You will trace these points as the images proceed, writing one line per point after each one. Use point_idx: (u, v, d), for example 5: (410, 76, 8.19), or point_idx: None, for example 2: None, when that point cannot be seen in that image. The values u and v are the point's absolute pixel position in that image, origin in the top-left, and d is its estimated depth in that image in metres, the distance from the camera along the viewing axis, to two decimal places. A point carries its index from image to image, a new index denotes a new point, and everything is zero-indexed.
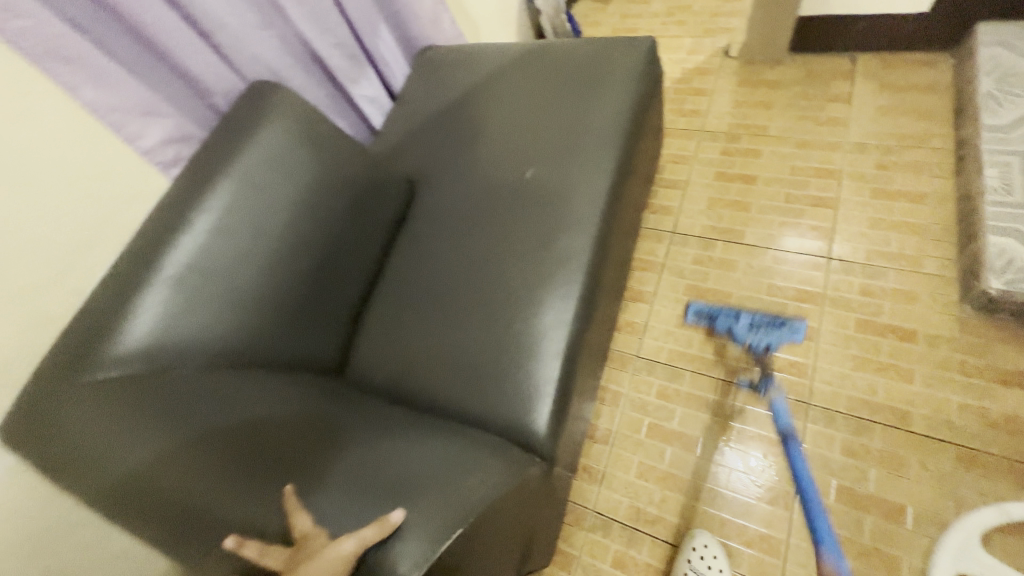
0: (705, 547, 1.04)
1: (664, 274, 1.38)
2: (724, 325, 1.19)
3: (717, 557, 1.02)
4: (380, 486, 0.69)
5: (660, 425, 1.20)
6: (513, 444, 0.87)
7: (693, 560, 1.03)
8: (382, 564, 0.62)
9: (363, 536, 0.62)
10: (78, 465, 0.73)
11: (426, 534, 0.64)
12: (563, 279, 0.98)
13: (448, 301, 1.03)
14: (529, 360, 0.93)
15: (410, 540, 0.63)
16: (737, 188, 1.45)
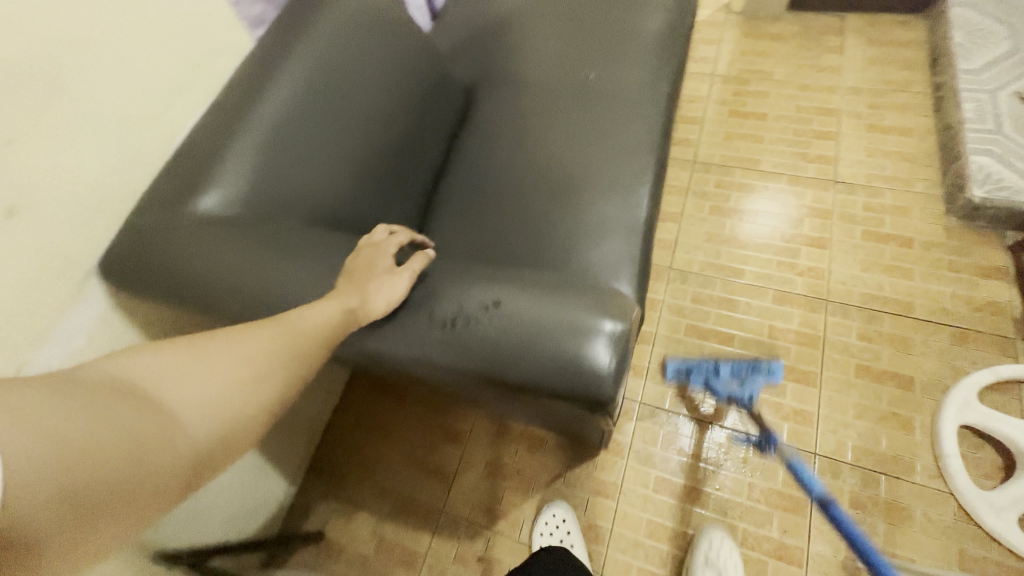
0: (721, 545, 1.04)
1: (689, 197, 1.49)
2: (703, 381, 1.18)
3: (734, 558, 1.02)
4: (547, 281, 0.71)
5: (697, 325, 1.30)
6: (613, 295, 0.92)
7: (710, 559, 1.02)
8: (520, 294, 0.67)
9: (409, 272, 0.70)
10: (203, 289, 0.71)
11: (608, 308, 0.65)
12: (638, 162, 1.03)
13: (526, 179, 1.05)
14: (614, 230, 0.97)
15: (594, 311, 0.64)
16: (749, 123, 1.58)
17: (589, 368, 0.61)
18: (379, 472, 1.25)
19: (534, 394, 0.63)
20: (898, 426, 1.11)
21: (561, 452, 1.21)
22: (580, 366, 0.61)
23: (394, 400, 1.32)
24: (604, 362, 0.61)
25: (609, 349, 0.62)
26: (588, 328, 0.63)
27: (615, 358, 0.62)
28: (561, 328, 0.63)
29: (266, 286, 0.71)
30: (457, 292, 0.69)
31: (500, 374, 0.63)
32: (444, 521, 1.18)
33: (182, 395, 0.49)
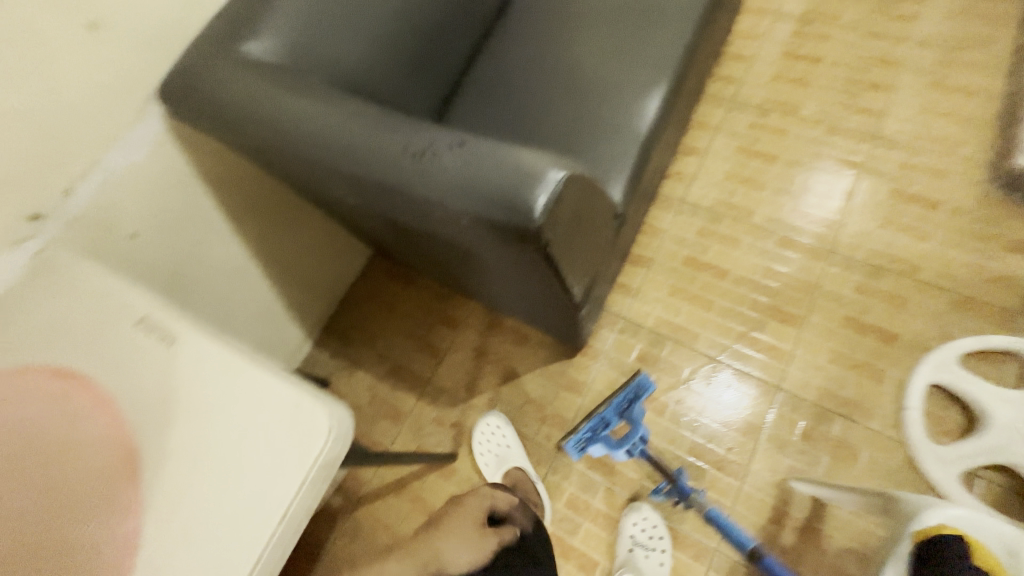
0: (644, 519, 1.09)
1: (718, 134, 1.47)
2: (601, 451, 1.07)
3: (656, 526, 1.09)
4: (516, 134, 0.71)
5: (695, 257, 1.33)
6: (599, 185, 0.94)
7: (636, 534, 1.08)
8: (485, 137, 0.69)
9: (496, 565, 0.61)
10: (230, 114, 0.82)
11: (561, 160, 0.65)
12: (653, 73, 1.04)
13: (542, 75, 1.08)
14: (615, 132, 1.00)
15: (547, 159, 0.64)
16: (801, 67, 1.51)
17: (524, 203, 0.61)
18: (381, 340, 1.41)
19: (473, 226, 0.66)
20: (868, 375, 1.14)
21: (543, 349, 1.32)
22: (517, 201, 0.62)
23: (402, 285, 1.46)
24: (540, 200, 0.61)
25: (551, 191, 0.62)
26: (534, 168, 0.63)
27: (554, 201, 0.62)
28: (509, 166, 0.64)
29: (275, 114, 0.79)
30: (429, 129, 0.71)
31: (447, 204, 0.65)
32: (430, 389, 1.33)
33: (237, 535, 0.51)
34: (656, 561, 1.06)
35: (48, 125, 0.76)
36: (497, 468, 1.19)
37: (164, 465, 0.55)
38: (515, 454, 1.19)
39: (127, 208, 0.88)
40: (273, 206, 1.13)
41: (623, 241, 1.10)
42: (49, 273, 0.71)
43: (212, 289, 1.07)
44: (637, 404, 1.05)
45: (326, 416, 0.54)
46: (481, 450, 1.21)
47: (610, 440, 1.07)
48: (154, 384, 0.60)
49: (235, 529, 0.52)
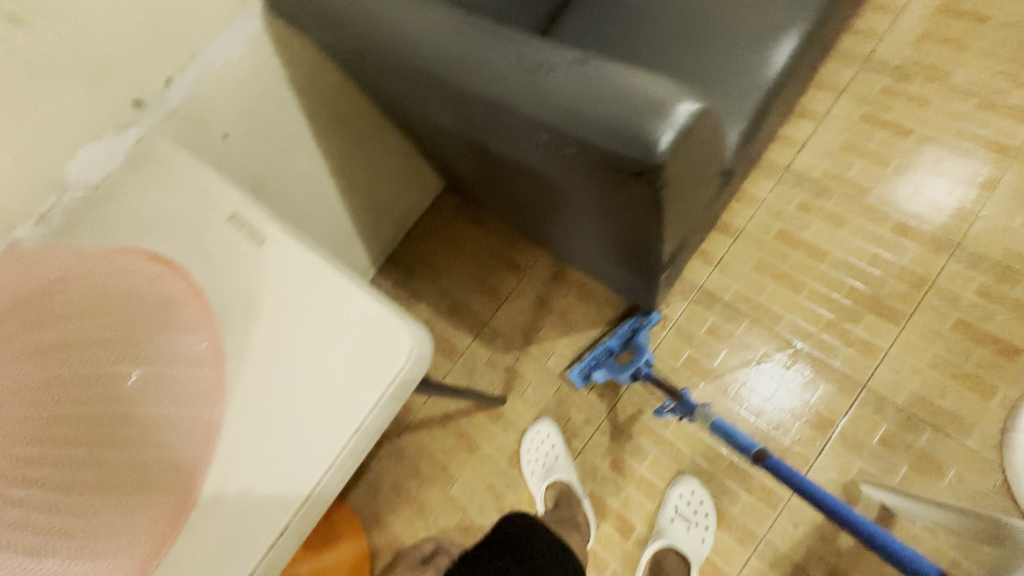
0: (691, 493, 1.06)
1: (843, 97, 1.29)
2: (604, 375, 1.12)
3: (703, 503, 1.05)
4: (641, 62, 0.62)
5: (791, 233, 1.21)
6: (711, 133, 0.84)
7: (680, 506, 1.06)
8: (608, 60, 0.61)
9: None
10: (326, 5, 0.76)
11: (692, 94, 0.57)
12: (794, 9, 0.90)
13: (662, 3, 0.95)
14: (738, 75, 0.87)
15: (678, 90, 0.57)
16: (961, 25, 1.28)
17: (648, 135, 0.54)
18: (442, 276, 1.40)
19: (580, 157, 0.59)
20: (973, 388, 1.02)
21: (607, 307, 1.26)
22: (638, 131, 0.54)
23: (470, 223, 1.43)
24: (665, 135, 0.54)
25: (678, 128, 0.55)
26: (667, 98, 0.56)
27: (680, 139, 0.55)
28: (639, 92, 0.56)
29: (377, 12, 0.72)
30: (545, 44, 0.64)
31: (559, 126, 0.58)
32: (486, 331, 1.32)
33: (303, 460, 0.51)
34: (697, 535, 1.04)
35: (152, 5, 0.74)
36: (543, 478, 1.13)
37: (243, 364, 0.56)
38: (562, 465, 1.13)
39: (219, 105, 0.87)
40: (355, 124, 1.10)
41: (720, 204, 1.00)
42: (151, 159, 0.72)
43: (291, 201, 1.08)
44: (639, 332, 1.14)
45: (409, 337, 0.52)
46: (527, 458, 1.16)
47: (614, 365, 1.12)
48: (242, 280, 0.60)
49: (312, 432, 0.52)
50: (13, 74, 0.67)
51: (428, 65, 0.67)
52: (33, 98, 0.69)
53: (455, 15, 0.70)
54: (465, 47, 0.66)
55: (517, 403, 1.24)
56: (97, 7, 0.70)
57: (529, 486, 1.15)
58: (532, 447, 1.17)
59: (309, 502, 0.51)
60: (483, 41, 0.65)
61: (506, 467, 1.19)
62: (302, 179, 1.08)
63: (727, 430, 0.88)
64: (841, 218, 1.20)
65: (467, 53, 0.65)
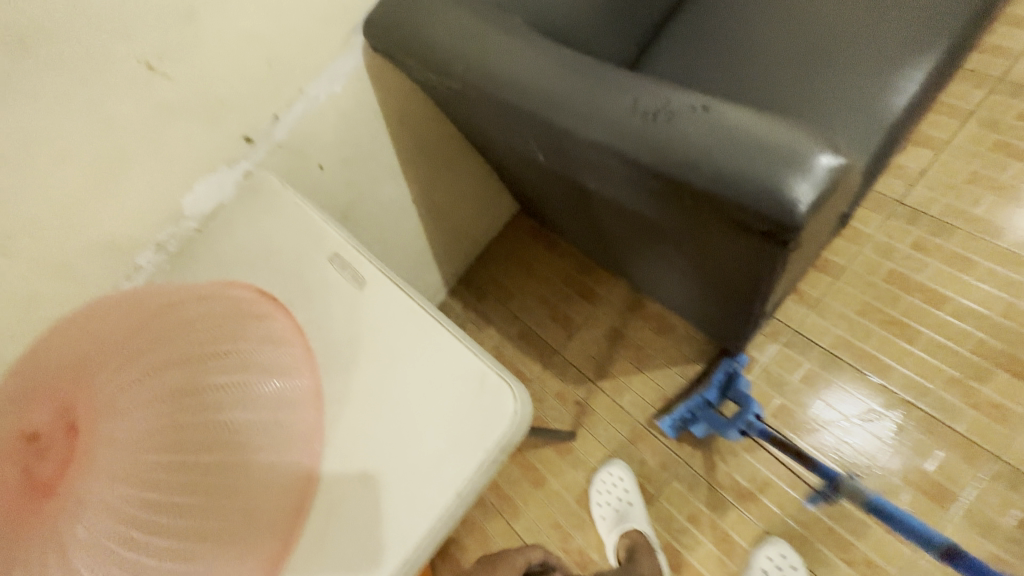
0: (781, 557, 0.97)
1: (969, 122, 1.15)
2: (702, 426, 1.04)
3: (795, 569, 0.95)
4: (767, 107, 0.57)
5: (904, 274, 1.09)
6: None
7: (769, 570, 0.97)
8: (732, 106, 0.56)
9: None
10: (428, 47, 0.77)
11: (832, 144, 0.52)
12: (928, 32, 0.81)
13: (771, 29, 0.89)
14: (861, 107, 0.79)
15: (815, 139, 0.52)
16: None
17: (783, 191, 0.49)
18: (514, 302, 1.38)
19: (699, 209, 0.55)
20: None
21: (688, 344, 1.19)
22: (772, 186, 0.50)
23: (544, 248, 1.41)
24: (803, 191, 0.49)
25: (818, 183, 0.50)
26: (804, 150, 0.51)
27: (821, 196, 0.50)
28: (771, 143, 0.51)
29: (482, 55, 0.72)
30: (661, 86, 0.60)
31: (678, 177, 0.55)
32: (557, 361, 1.29)
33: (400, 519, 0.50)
34: None
35: (270, 49, 0.78)
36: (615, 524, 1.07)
37: (344, 411, 0.56)
38: (636, 513, 1.05)
39: (318, 139, 0.90)
40: (440, 153, 1.12)
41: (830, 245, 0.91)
42: (259, 194, 0.75)
43: (375, 226, 1.11)
44: (737, 378, 1.04)
45: (512, 400, 0.50)
46: (598, 501, 1.11)
47: (717, 417, 1.03)
48: (343, 323, 0.60)
49: (410, 491, 0.51)
50: (148, 115, 0.72)
51: (535, 109, 0.66)
52: (162, 136, 0.75)
53: (562, 55, 0.68)
54: (574, 91, 0.63)
55: (587, 439, 1.19)
56: (223, 53, 0.74)
57: (599, 530, 1.10)
58: (604, 489, 1.11)
59: (406, 565, 0.49)
60: (593, 85, 0.63)
61: (575, 506, 1.15)
62: (387, 206, 1.10)
63: (894, 514, 0.72)
64: (966, 260, 1.06)
65: (577, 98, 0.63)
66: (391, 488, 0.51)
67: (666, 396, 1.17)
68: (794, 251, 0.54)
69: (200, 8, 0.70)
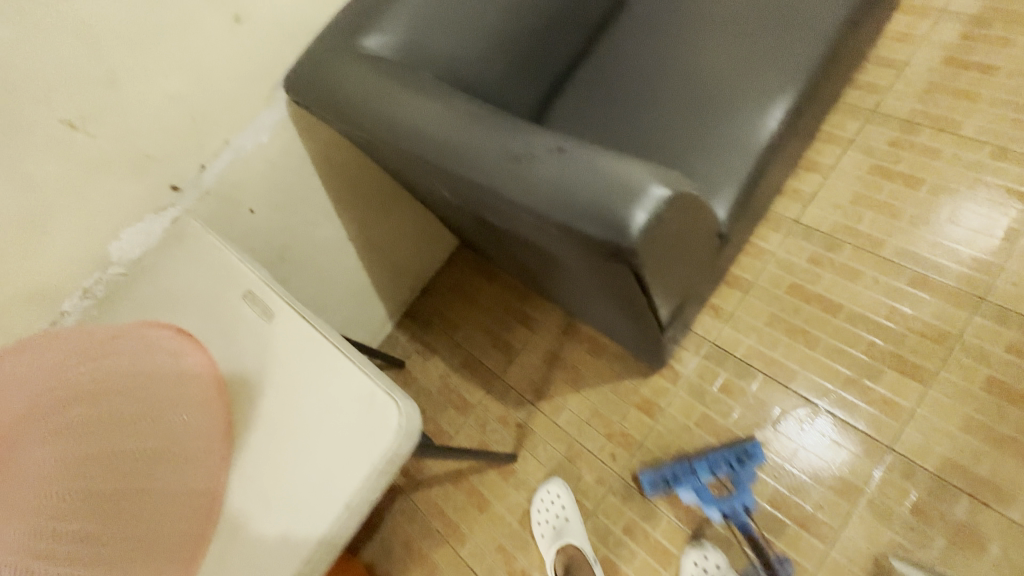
0: (705, 559, 1.01)
1: (850, 149, 1.30)
2: (688, 496, 1.07)
3: (719, 568, 1.00)
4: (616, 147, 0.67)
5: (803, 286, 1.19)
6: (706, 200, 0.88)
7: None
8: (585, 147, 0.66)
9: None
10: (342, 102, 0.85)
11: (665, 177, 0.62)
12: (783, 78, 0.94)
13: (656, 77, 1.02)
14: (730, 144, 0.91)
15: (649, 173, 0.61)
16: (968, 76, 1.28)
17: (621, 218, 0.58)
18: (457, 332, 1.44)
19: (563, 236, 0.64)
20: (1012, 453, 0.95)
21: (618, 362, 1.26)
22: (612, 216, 0.59)
23: (485, 278, 1.48)
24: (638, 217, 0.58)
25: (650, 209, 0.59)
26: (637, 184, 0.60)
27: (653, 220, 0.59)
28: (610, 178, 0.61)
29: (385, 108, 0.80)
30: (530, 132, 0.69)
31: (541, 210, 0.63)
32: (498, 386, 1.34)
33: (295, 536, 0.54)
34: None
35: (192, 107, 0.84)
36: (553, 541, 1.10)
37: (250, 437, 0.60)
38: (573, 528, 1.09)
39: (246, 185, 0.96)
40: (374, 194, 1.18)
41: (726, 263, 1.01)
42: (182, 241, 0.80)
43: (312, 265, 1.16)
44: (743, 471, 1.05)
45: (397, 414, 0.55)
46: (538, 520, 1.14)
47: (706, 493, 1.06)
48: (252, 355, 0.65)
49: (306, 507, 0.54)
50: (69, 171, 0.77)
51: (430, 156, 0.74)
52: (86, 189, 0.79)
53: (452, 106, 0.77)
54: (460, 138, 0.72)
55: (528, 460, 1.23)
56: (143, 112, 0.80)
57: (539, 549, 1.13)
58: (543, 509, 1.15)
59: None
60: (476, 133, 0.72)
61: (517, 528, 1.18)
62: (325, 245, 1.16)
63: None
64: (855, 272, 1.17)
65: (462, 145, 0.71)
66: (289, 505, 0.55)
67: (599, 414, 1.22)
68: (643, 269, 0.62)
69: (120, 73, 0.76)
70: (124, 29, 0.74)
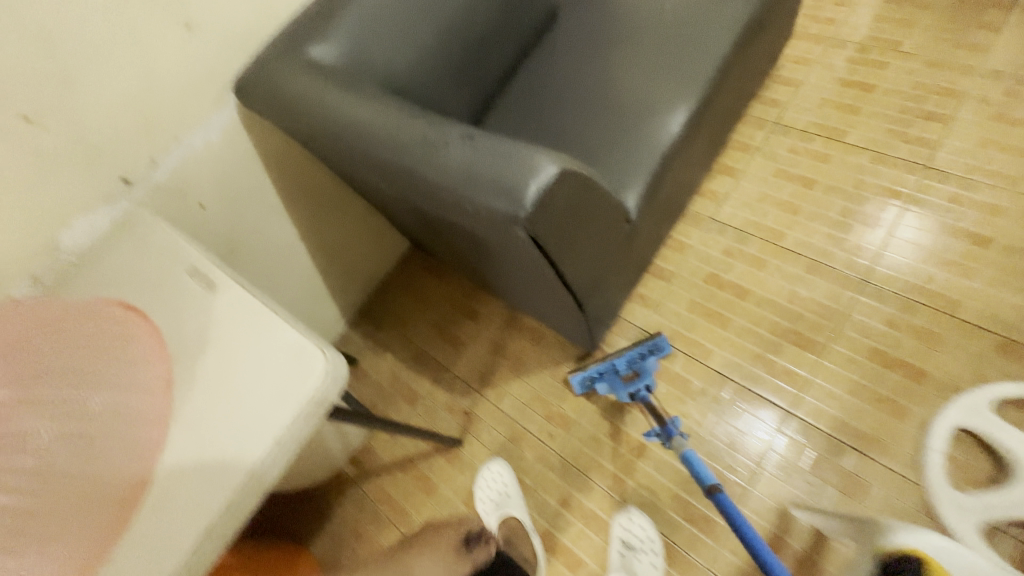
0: (632, 521, 1.10)
1: (757, 156, 1.46)
2: (604, 385, 1.17)
3: (644, 528, 1.09)
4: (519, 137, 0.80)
5: (718, 275, 1.33)
6: (614, 190, 1.00)
7: (625, 537, 1.09)
8: (493, 137, 0.78)
9: None
10: (285, 103, 0.94)
11: (558, 158, 0.74)
12: (682, 88, 1.08)
13: (575, 88, 1.15)
14: (638, 143, 1.04)
15: (544, 155, 0.74)
16: (853, 93, 1.48)
17: (519, 190, 0.71)
18: (407, 328, 1.51)
19: (474, 211, 0.75)
20: (890, 412, 1.09)
21: (557, 349, 1.35)
22: (513, 189, 0.71)
23: (434, 278, 1.56)
24: (532, 189, 0.70)
25: (543, 183, 0.71)
26: (533, 163, 0.72)
27: (544, 192, 0.71)
28: (511, 159, 0.73)
29: (324, 107, 0.90)
30: (448, 126, 0.82)
31: (455, 187, 0.75)
32: (447, 377, 1.41)
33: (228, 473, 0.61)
34: (650, 561, 1.06)
35: (145, 107, 0.91)
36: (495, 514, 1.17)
37: (188, 392, 0.67)
38: (513, 500, 1.17)
39: (196, 182, 1.02)
40: (323, 194, 1.26)
41: (641, 250, 1.14)
42: (131, 228, 0.86)
43: (263, 261, 1.21)
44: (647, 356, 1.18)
45: (323, 361, 0.64)
46: (480, 497, 1.20)
47: (617, 381, 1.17)
48: (193, 322, 0.72)
49: (238, 447, 0.62)
50: (23, 163, 0.82)
51: (363, 148, 0.85)
52: (39, 181, 0.84)
53: (384, 105, 0.88)
54: (389, 131, 0.83)
55: (474, 444, 1.30)
56: (98, 111, 0.87)
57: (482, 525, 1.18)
58: (484, 486, 1.21)
59: (233, 506, 0.60)
60: (402, 127, 0.83)
61: (463, 508, 1.23)
62: (275, 242, 1.22)
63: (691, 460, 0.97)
64: (762, 261, 1.32)
65: (390, 137, 0.83)
66: (221, 449, 0.62)
67: (540, 397, 1.31)
68: (541, 235, 0.74)
69: (75, 74, 0.83)
70: (79, 35, 0.81)
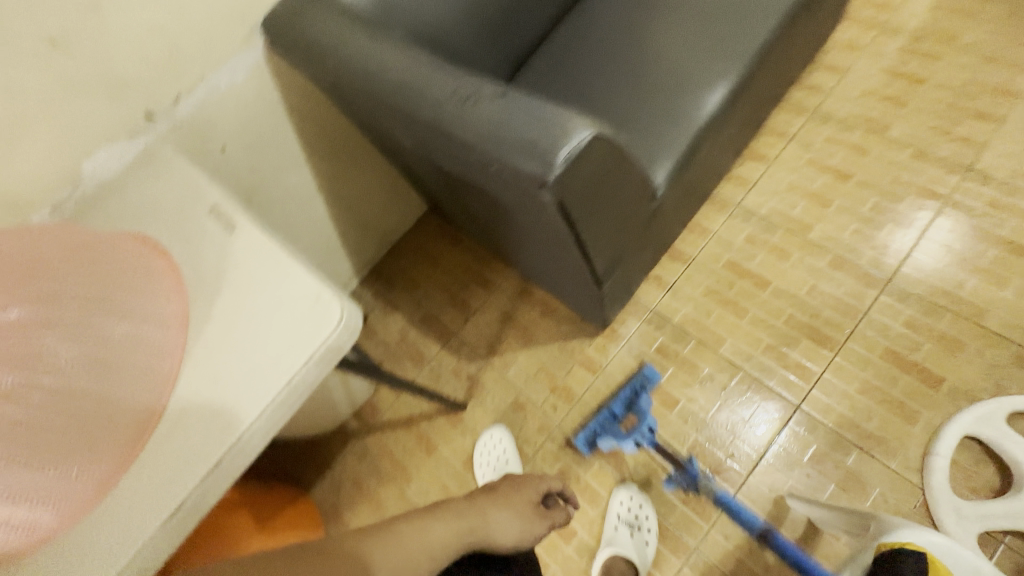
0: (630, 500, 1.12)
1: (792, 143, 1.41)
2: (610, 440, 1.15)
3: (641, 507, 1.11)
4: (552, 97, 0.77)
5: (738, 263, 1.30)
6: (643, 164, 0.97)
7: (621, 513, 1.11)
8: (526, 95, 0.76)
9: None
10: (314, 46, 0.91)
11: (591, 123, 0.72)
12: (724, 63, 1.04)
13: (610, 55, 1.11)
14: (671, 118, 1.01)
15: (578, 118, 0.71)
16: (900, 85, 1.41)
17: (549, 152, 0.68)
18: (419, 290, 1.50)
19: (500, 172, 0.73)
20: (899, 414, 1.08)
21: (567, 324, 1.35)
22: (542, 150, 0.69)
23: (449, 243, 1.55)
24: (562, 153, 0.68)
25: (574, 147, 0.69)
26: (566, 125, 0.70)
27: (574, 156, 0.69)
28: (543, 120, 0.71)
29: (352, 53, 0.88)
30: (481, 81, 0.79)
31: (482, 144, 0.73)
32: (454, 342, 1.41)
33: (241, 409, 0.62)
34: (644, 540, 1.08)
35: (170, 39, 0.89)
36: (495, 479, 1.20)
37: (205, 328, 0.68)
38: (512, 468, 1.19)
39: (219, 122, 1.01)
40: (345, 147, 1.24)
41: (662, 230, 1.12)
42: (153, 162, 0.85)
43: (281, 209, 1.21)
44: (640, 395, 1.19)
45: (339, 309, 0.65)
46: (480, 462, 1.23)
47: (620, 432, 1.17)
48: (212, 260, 0.72)
49: (251, 385, 0.63)
50: (48, 86, 0.81)
51: (390, 97, 0.82)
52: (63, 106, 0.83)
53: (414, 55, 0.85)
54: (419, 82, 0.81)
55: (476, 409, 1.31)
56: (125, 38, 0.85)
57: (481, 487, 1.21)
58: (486, 452, 1.23)
59: (242, 441, 0.61)
60: (433, 78, 0.80)
61: (461, 470, 1.25)
62: (294, 191, 1.21)
63: (733, 506, 1.03)
64: (785, 252, 1.29)
65: (419, 88, 0.80)
66: (236, 386, 0.63)
67: (546, 370, 1.31)
68: (566, 201, 0.72)
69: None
70: None
